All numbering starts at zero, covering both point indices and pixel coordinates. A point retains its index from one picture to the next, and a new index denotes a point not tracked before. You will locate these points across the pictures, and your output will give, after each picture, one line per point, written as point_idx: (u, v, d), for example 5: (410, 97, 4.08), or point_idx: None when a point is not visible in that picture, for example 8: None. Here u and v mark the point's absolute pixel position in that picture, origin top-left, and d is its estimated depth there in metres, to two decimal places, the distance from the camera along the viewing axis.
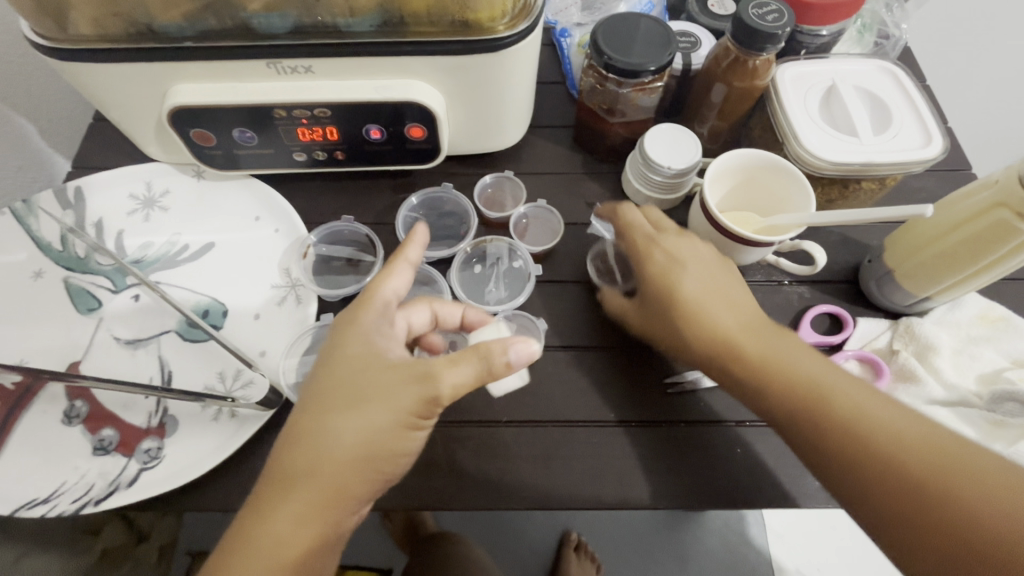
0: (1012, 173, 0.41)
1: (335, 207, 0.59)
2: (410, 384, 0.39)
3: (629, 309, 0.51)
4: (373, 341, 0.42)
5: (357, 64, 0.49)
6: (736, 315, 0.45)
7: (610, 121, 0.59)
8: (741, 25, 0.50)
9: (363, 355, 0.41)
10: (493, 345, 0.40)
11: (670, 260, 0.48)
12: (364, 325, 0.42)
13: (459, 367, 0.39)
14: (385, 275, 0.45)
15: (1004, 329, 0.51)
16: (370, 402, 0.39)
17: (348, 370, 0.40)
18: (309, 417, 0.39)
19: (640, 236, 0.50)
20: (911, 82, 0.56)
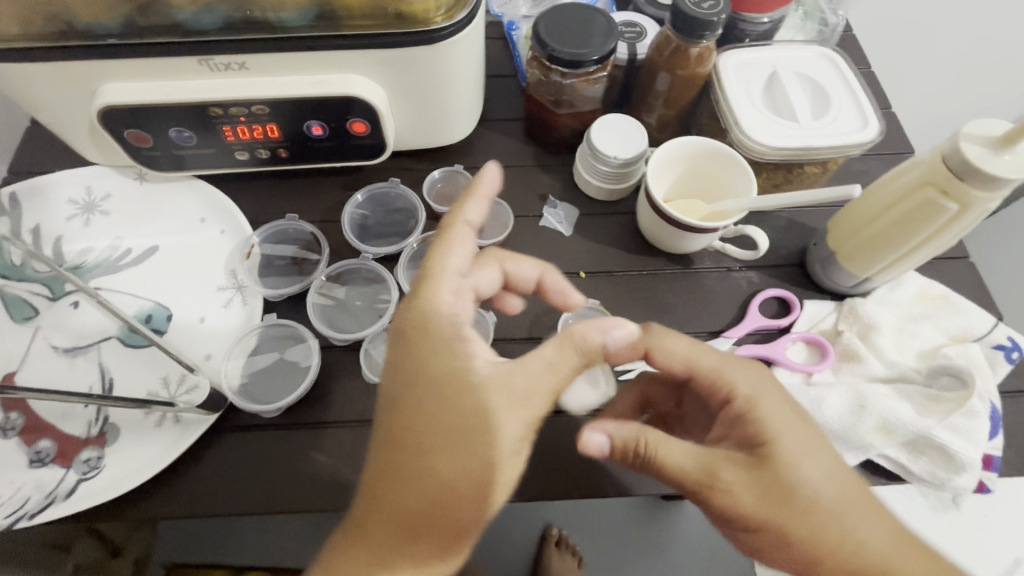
0: (936, 154, 0.42)
1: (282, 206, 0.58)
2: (515, 409, 0.39)
3: (742, 499, 0.39)
4: (449, 357, 0.39)
5: (291, 59, 0.48)
6: (862, 503, 0.40)
7: (557, 112, 0.59)
8: (679, 14, 0.51)
9: (448, 380, 0.39)
10: (593, 339, 0.40)
11: (795, 426, 0.41)
12: (434, 336, 0.40)
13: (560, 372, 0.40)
14: (446, 250, 0.42)
15: (942, 307, 0.52)
16: (470, 433, 0.38)
17: (436, 397, 0.39)
18: (406, 457, 0.38)
19: (747, 389, 0.42)
20: (849, 67, 0.57)
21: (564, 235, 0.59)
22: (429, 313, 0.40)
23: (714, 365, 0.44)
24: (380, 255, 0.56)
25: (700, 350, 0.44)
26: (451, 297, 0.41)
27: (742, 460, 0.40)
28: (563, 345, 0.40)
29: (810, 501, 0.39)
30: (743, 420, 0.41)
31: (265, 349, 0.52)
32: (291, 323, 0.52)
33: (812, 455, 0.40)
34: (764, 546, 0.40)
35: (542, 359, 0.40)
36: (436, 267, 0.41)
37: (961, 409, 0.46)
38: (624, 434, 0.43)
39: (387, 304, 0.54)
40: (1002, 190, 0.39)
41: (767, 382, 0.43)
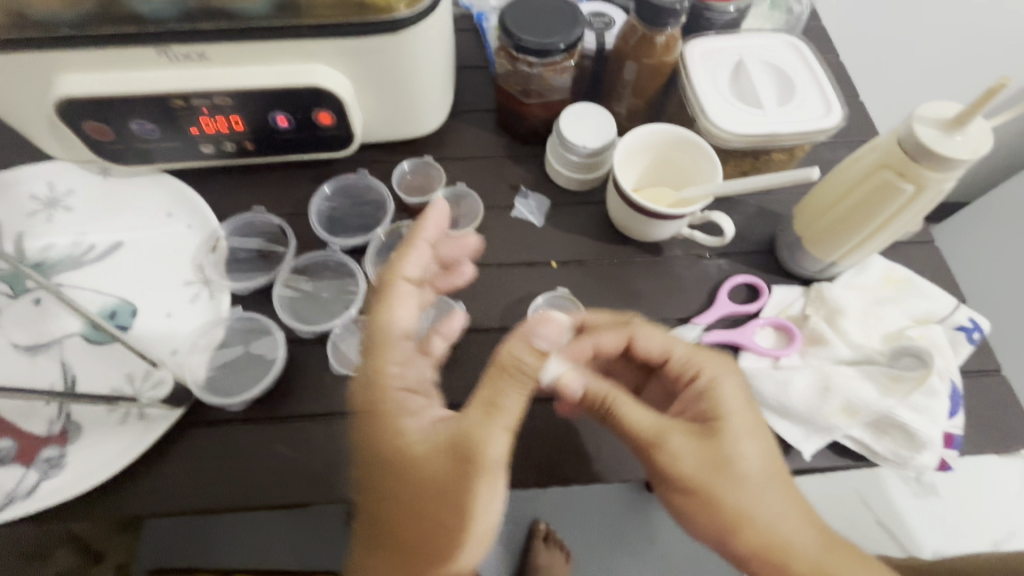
0: (891, 137, 0.42)
1: (250, 199, 0.58)
2: (455, 474, 0.38)
3: (684, 459, 0.42)
4: (394, 433, 0.40)
5: (252, 49, 0.47)
6: (786, 481, 0.42)
7: (527, 103, 0.59)
8: (642, 2, 0.51)
9: (395, 455, 0.40)
10: (520, 357, 0.40)
11: (745, 411, 0.43)
12: (384, 406, 0.41)
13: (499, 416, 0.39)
14: (389, 306, 0.43)
15: (906, 290, 0.53)
16: (431, 503, 0.39)
17: (387, 471, 0.40)
18: (380, 532, 0.40)
19: (711, 372, 0.45)
20: (813, 54, 0.57)
21: (536, 225, 0.59)
22: (368, 390, 0.41)
23: (684, 350, 0.46)
24: (347, 246, 0.55)
25: (674, 338, 0.47)
26: (397, 367, 0.42)
27: (691, 431, 0.43)
28: (502, 384, 0.40)
29: (753, 477, 0.41)
30: (704, 399, 0.44)
31: (231, 343, 0.51)
32: (258, 315, 0.52)
33: (755, 438, 0.43)
34: (694, 508, 0.42)
35: (478, 408, 0.40)
36: (378, 329, 0.43)
37: (920, 388, 0.47)
38: (596, 391, 0.44)
39: (355, 295, 0.54)
40: (955, 171, 0.40)
41: (724, 365, 0.46)
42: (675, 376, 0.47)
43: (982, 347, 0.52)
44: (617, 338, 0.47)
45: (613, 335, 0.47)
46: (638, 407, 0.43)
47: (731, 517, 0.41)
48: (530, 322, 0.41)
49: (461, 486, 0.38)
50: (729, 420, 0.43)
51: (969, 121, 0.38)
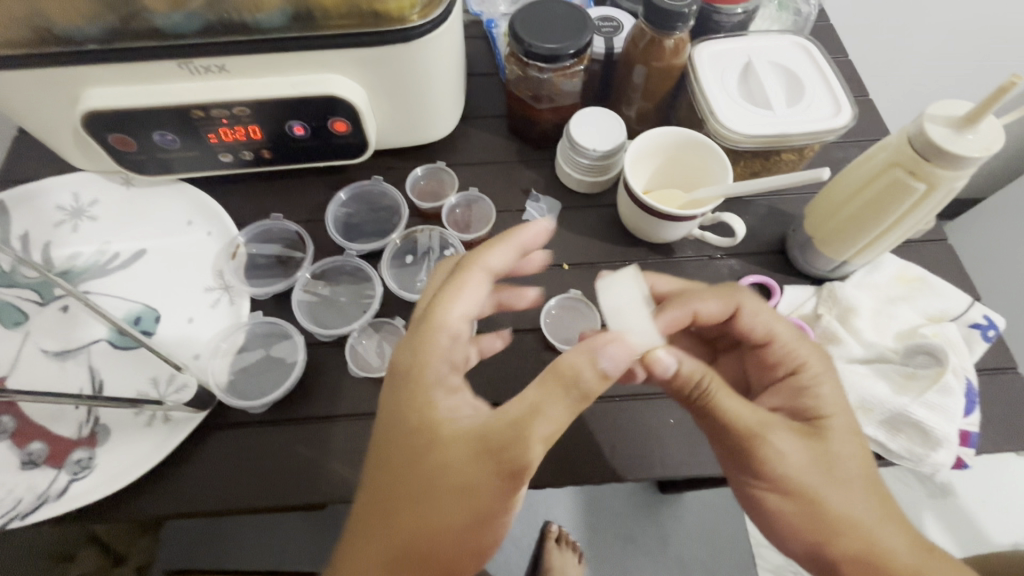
0: (902, 136, 0.43)
1: (268, 207, 0.59)
2: (480, 460, 0.36)
3: (788, 456, 0.40)
4: (426, 406, 0.39)
5: (269, 61, 0.49)
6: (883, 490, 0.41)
7: (537, 107, 0.59)
8: (651, 6, 0.51)
9: (421, 431, 0.38)
10: (579, 368, 0.36)
11: (848, 413, 0.43)
12: (424, 378, 0.39)
13: (539, 419, 0.36)
14: (456, 292, 0.41)
15: (920, 288, 0.53)
16: (444, 492, 0.36)
17: (408, 447, 0.38)
18: (380, 512, 0.37)
19: (817, 367, 0.44)
20: (822, 55, 0.57)
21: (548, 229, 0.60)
22: (411, 360, 0.40)
23: (786, 337, 0.46)
24: (363, 251, 0.56)
25: (778, 322, 0.46)
26: (449, 341, 0.40)
27: (796, 427, 0.42)
28: (546, 386, 0.36)
29: (856, 480, 0.40)
30: (804, 391, 0.44)
31: (252, 347, 0.53)
32: (277, 319, 0.53)
33: (856, 440, 0.42)
34: (789, 510, 0.40)
35: (518, 404, 0.37)
36: (438, 309, 0.41)
37: (935, 386, 0.47)
38: (693, 371, 0.41)
39: (372, 299, 0.55)
40: (967, 169, 0.40)
41: (821, 359, 0.45)
42: (773, 364, 0.47)
43: (997, 344, 0.52)
44: (722, 308, 0.46)
45: (714, 305, 0.46)
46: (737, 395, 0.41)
47: (832, 519, 0.39)
48: (599, 336, 0.38)
49: (480, 482, 0.36)
50: (835, 417, 0.42)
51: (980, 119, 0.39)
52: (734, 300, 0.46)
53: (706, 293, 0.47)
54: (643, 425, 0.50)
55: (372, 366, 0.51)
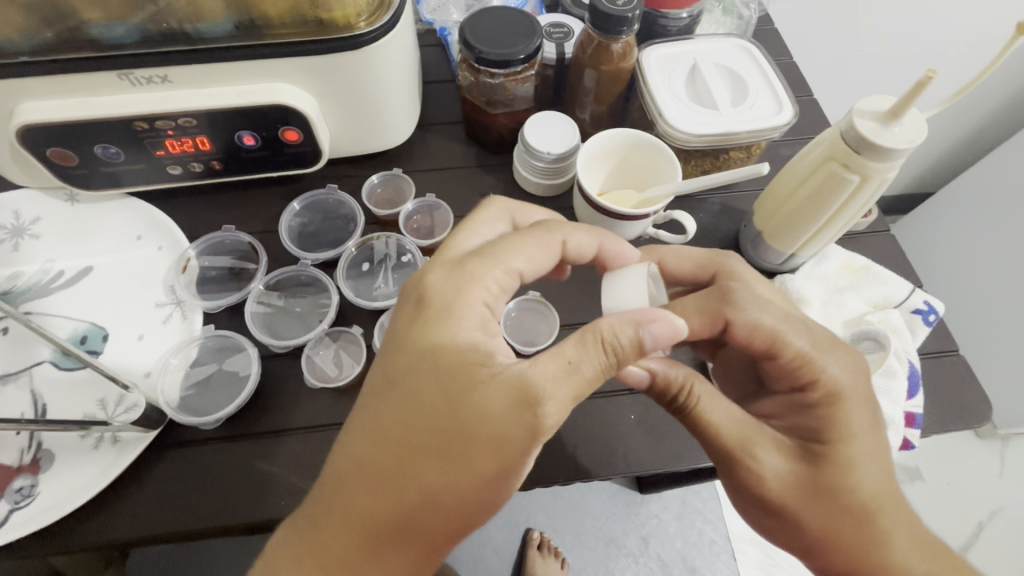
0: (835, 132, 0.44)
1: (219, 219, 0.58)
2: (517, 411, 0.33)
3: (773, 475, 0.38)
4: (464, 346, 0.36)
5: (213, 70, 0.48)
6: (896, 506, 0.38)
7: (492, 112, 0.60)
8: (596, 12, 0.53)
9: (456, 372, 0.35)
10: (620, 333, 0.35)
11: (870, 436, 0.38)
12: (460, 320, 0.37)
13: (582, 373, 0.34)
14: (520, 242, 0.40)
15: (865, 277, 0.55)
16: (469, 439, 0.33)
17: (434, 388, 0.35)
18: (392, 455, 0.34)
19: (834, 383, 0.39)
20: (764, 57, 0.59)
21: None
22: (453, 298, 0.37)
23: (810, 343, 0.40)
24: (319, 260, 0.55)
25: (794, 325, 0.41)
26: (495, 288, 0.39)
27: (790, 447, 0.39)
28: (588, 345, 0.35)
29: (852, 508, 0.37)
30: (814, 408, 0.39)
31: (205, 362, 0.51)
32: (230, 332, 0.52)
33: (864, 462, 0.38)
34: (769, 522, 0.39)
35: (563, 355, 0.35)
36: (501, 254, 0.39)
37: (880, 370, 0.49)
38: (670, 377, 0.41)
39: (329, 308, 0.54)
40: (896, 160, 0.42)
41: (857, 357, 0.41)
42: (782, 377, 0.42)
43: (939, 329, 0.54)
44: (706, 329, 0.42)
45: (699, 321, 0.42)
46: (722, 403, 0.40)
47: (817, 535, 0.38)
48: (647, 311, 0.37)
49: (513, 434, 0.33)
50: (848, 440, 0.38)
51: (903, 113, 0.40)
52: (718, 316, 0.42)
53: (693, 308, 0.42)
54: (606, 424, 0.51)
55: (329, 376, 0.51)
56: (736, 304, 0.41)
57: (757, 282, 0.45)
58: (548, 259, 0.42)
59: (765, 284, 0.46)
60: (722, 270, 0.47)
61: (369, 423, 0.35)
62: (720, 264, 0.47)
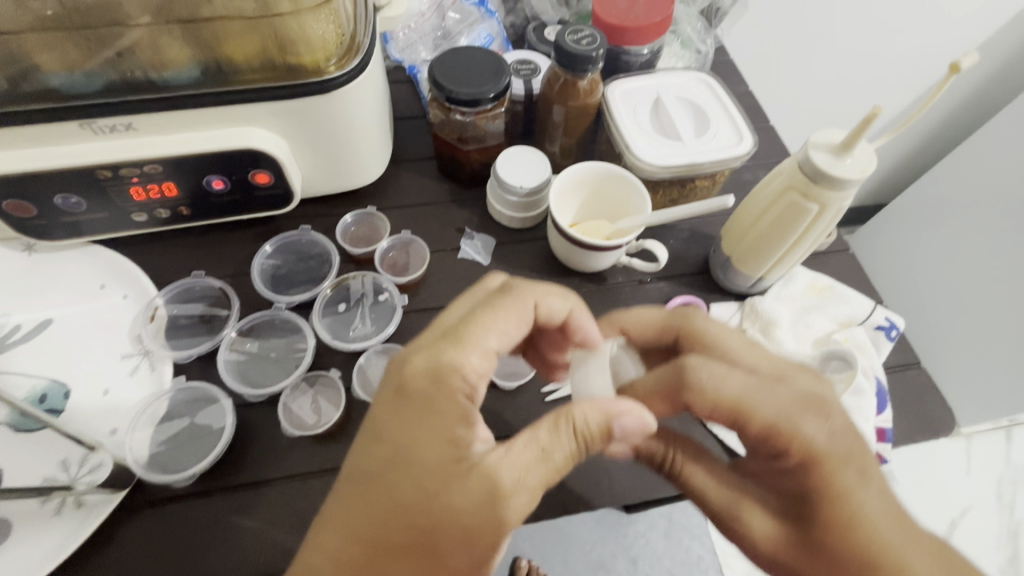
0: (793, 163, 0.47)
1: (187, 264, 0.56)
2: (492, 507, 0.34)
3: (765, 535, 0.39)
4: (443, 436, 0.35)
5: (180, 118, 0.48)
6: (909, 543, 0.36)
7: (464, 148, 0.61)
8: (561, 52, 0.55)
9: (434, 464, 0.34)
10: (592, 420, 0.37)
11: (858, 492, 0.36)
12: (437, 411, 0.35)
13: (553, 460, 0.36)
14: (493, 315, 0.39)
15: (830, 297, 0.57)
16: (443, 536, 0.33)
17: (411, 482, 0.34)
18: (364, 551, 0.33)
19: (809, 447, 0.36)
20: (723, 89, 0.62)
21: (484, 265, 0.60)
22: (434, 386, 0.36)
23: (778, 411, 0.37)
24: (294, 302, 0.54)
25: (758, 394, 0.38)
26: (472, 375, 0.37)
27: (776, 507, 0.39)
28: (563, 431, 0.36)
29: (856, 566, 0.36)
30: (795, 473, 0.38)
31: (175, 415, 0.48)
32: (202, 384, 0.49)
33: (859, 513, 0.36)
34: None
35: (538, 443, 0.36)
36: (474, 337, 0.38)
37: (849, 389, 0.50)
38: (652, 447, 0.43)
39: (305, 353, 0.52)
40: (850, 189, 0.44)
41: (836, 412, 0.38)
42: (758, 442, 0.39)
43: (901, 343, 0.56)
44: (671, 409, 0.40)
45: (661, 407, 0.40)
46: (704, 465, 0.42)
47: None
48: (621, 400, 0.38)
49: (488, 530, 0.34)
50: (837, 503, 0.36)
51: (854, 145, 0.43)
52: (677, 400, 0.39)
53: (652, 393, 0.40)
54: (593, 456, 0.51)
55: (305, 424, 0.49)
56: (695, 386, 0.38)
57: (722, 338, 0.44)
58: (521, 329, 0.41)
59: (731, 337, 0.43)
60: (685, 331, 0.46)
61: (340, 512, 0.35)
62: (683, 325, 0.46)
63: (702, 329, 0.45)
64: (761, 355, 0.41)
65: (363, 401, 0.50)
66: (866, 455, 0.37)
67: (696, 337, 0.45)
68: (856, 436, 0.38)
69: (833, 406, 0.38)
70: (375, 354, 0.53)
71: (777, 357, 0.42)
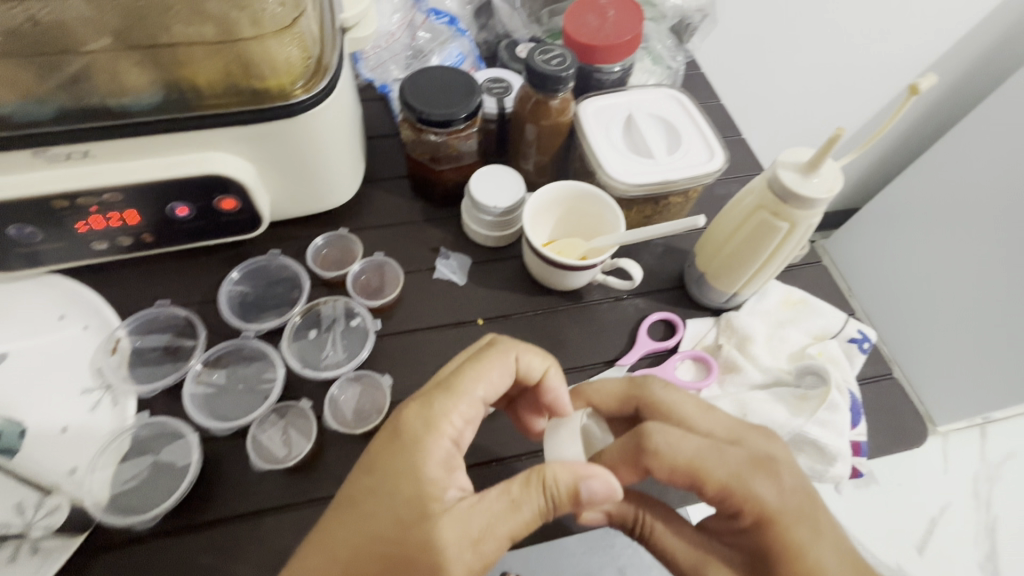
0: (763, 181, 0.47)
1: (152, 292, 0.54)
2: (460, 547, 0.36)
3: None
4: (426, 478, 0.37)
5: (141, 145, 0.46)
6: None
7: (438, 168, 0.60)
8: (532, 71, 0.55)
9: (414, 499, 0.37)
10: (562, 478, 0.38)
11: (813, 549, 0.38)
12: (424, 452, 0.38)
13: (521, 513, 0.37)
14: (484, 369, 0.42)
15: (804, 310, 0.58)
16: (411, 568, 0.35)
17: (390, 514, 0.36)
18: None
19: (763, 507, 0.39)
20: (694, 105, 0.62)
21: (460, 285, 0.59)
22: (424, 430, 0.39)
23: (730, 472, 0.40)
24: (262, 330, 0.52)
25: (711, 457, 0.40)
26: (460, 420, 0.41)
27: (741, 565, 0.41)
28: (535, 486, 0.38)
29: None
30: (751, 532, 0.40)
31: (138, 452, 0.46)
32: (167, 419, 0.47)
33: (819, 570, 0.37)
34: None
35: (509, 495, 0.38)
36: (467, 388, 0.41)
37: (824, 404, 0.49)
38: (623, 512, 0.45)
39: (274, 383, 0.50)
40: (819, 207, 0.45)
41: (786, 471, 0.40)
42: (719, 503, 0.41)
43: (873, 354, 0.57)
44: (636, 476, 0.42)
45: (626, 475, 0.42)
46: (672, 527, 0.44)
47: None
48: (588, 464, 0.40)
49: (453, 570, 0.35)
50: (793, 561, 0.38)
51: (820, 164, 0.44)
52: (640, 465, 0.41)
53: (617, 461, 0.42)
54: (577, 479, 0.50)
55: (276, 457, 0.47)
56: (653, 451, 0.40)
57: (681, 404, 0.45)
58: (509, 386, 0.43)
59: (689, 399, 0.45)
60: (644, 401, 0.46)
61: (321, 545, 0.36)
62: (641, 395, 0.46)
63: (659, 397, 0.46)
64: (716, 419, 0.44)
65: (336, 430, 0.48)
66: (818, 511, 0.39)
67: (655, 405, 0.46)
68: (808, 494, 0.40)
69: (784, 466, 0.41)
70: (347, 381, 0.52)
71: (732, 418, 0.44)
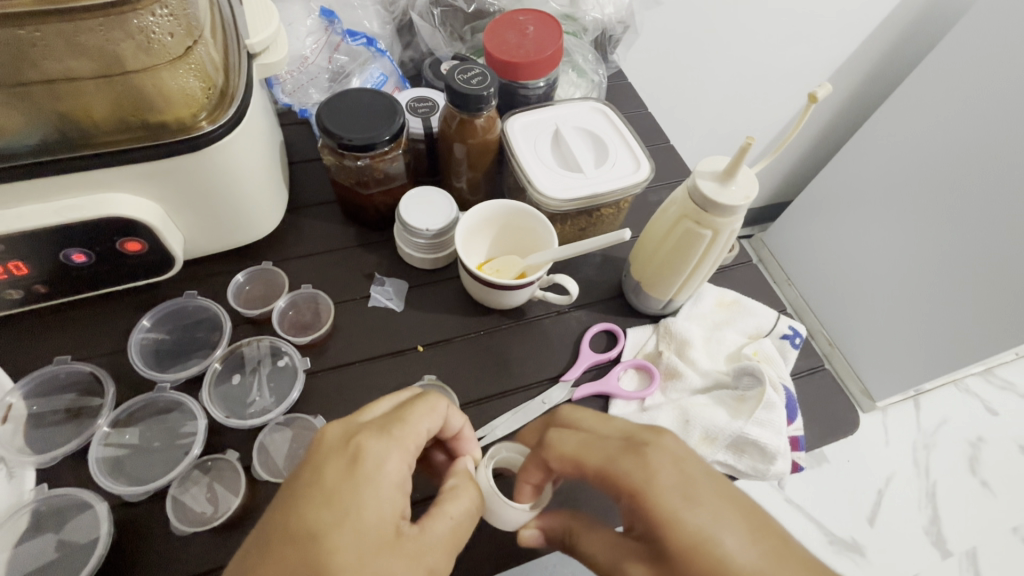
0: (684, 192, 0.48)
1: (54, 347, 0.50)
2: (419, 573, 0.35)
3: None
4: (382, 502, 0.36)
5: (29, 189, 0.42)
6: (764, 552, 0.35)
7: (366, 193, 0.58)
8: (452, 91, 0.54)
9: (373, 530, 0.35)
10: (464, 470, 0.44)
11: (687, 518, 0.35)
12: (376, 481, 0.36)
13: (462, 521, 0.39)
14: (435, 419, 0.42)
15: (738, 311, 0.59)
16: None
17: (349, 553, 0.33)
18: None
19: (632, 481, 0.38)
20: (618, 116, 0.63)
21: (397, 311, 0.57)
22: (386, 463, 0.37)
23: (606, 456, 0.40)
24: (180, 379, 0.49)
25: (593, 447, 0.41)
26: (412, 454, 0.40)
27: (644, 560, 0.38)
28: (464, 492, 0.41)
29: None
30: (633, 513, 0.38)
31: (39, 530, 0.42)
32: (73, 489, 0.43)
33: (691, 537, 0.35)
34: None
35: (446, 513, 0.39)
36: (426, 426, 0.41)
37: (761, 404, 0.51)
38: (553, 523, 0.44)
39: (193, 437, 0.47)
40: (739, 213, 0.46)
41: (655, 455, 0.38)
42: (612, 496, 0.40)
43: (805, 348, 0.59)
44: (543, 475, 0.44)
45: (535, 474, 0.44)
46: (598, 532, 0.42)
47: None
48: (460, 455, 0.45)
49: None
50: (668, 534, 0.35)
51: (736, 171, 0.45)
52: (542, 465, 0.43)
53: (526, 463, 0.44)
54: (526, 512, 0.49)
55: (202, 516, 0.44)
56: (546, 443, 0.42)
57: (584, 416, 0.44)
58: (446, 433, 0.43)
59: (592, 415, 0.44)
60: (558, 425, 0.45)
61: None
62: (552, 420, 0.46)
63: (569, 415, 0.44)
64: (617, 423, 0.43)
65: (269, 481, 0.46)
66: (693, 480, 0.37)
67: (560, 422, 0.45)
68: (682, 464, 0.38)
69: (657, 447, 0.39)
70: (276, 429, 0.49)
71: (624, 422, 0.42)
